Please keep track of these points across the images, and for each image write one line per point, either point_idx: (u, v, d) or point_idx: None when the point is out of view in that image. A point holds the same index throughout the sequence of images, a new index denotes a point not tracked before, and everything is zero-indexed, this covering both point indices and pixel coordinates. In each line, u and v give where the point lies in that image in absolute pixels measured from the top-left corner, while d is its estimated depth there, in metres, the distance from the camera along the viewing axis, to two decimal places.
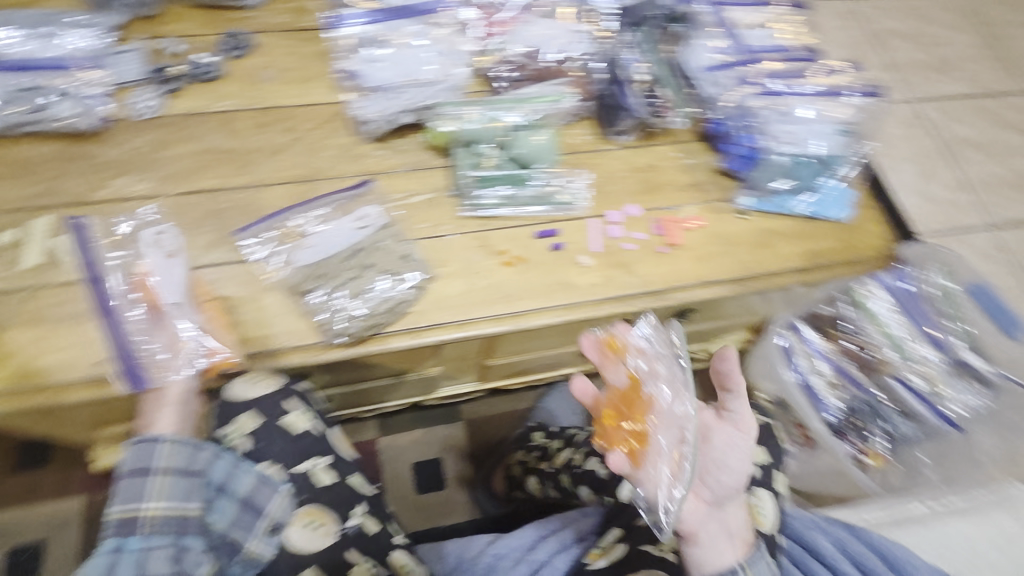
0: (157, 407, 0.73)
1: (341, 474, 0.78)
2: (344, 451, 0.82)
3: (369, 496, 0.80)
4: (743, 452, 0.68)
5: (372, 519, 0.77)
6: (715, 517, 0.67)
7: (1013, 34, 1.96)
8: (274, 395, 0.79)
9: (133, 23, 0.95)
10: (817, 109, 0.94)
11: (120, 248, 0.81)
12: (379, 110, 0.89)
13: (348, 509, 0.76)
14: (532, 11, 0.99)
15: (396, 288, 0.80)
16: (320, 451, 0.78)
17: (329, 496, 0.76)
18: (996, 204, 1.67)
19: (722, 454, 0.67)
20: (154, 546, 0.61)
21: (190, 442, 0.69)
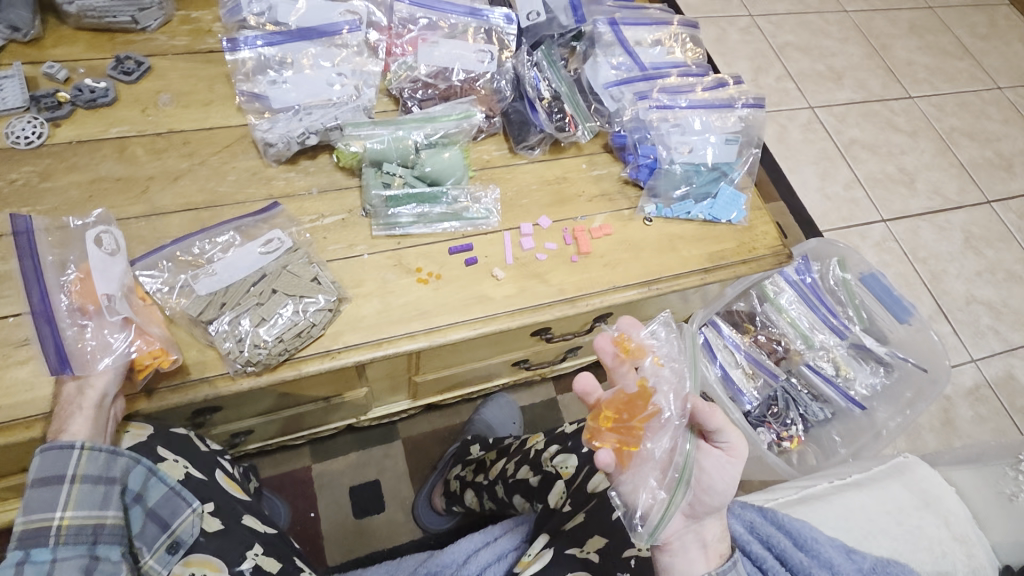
0: (69, 412, 0.64)
1: (230, 517, 0.73)
2: (233, 494, 0.77)
3: (265, 535, 0.74)
4: (731, 476, 0.64)
5: (270, 558, 0.72)
6: (693, 529, 0.65)
7: (891, 44, 2.16)
8: (140, 447, 0.72)
9: (11, 47, 0.89)
10: (707, 121, 1.02)
11: (62, 246, 0.73)
12: (284, 132, 0.88)
13: (243, 550, 0.70)
14: (436, 31, 1.00)
15: (303, 313, 0.77)
16: (205, 497, 0.73)
17: (217, 542, 0.70)
18: (885, 199, 1.83)
19: (708, 474, 0.64)
20: (63, 558, 0.57)
21: (108, 448, 0.63)
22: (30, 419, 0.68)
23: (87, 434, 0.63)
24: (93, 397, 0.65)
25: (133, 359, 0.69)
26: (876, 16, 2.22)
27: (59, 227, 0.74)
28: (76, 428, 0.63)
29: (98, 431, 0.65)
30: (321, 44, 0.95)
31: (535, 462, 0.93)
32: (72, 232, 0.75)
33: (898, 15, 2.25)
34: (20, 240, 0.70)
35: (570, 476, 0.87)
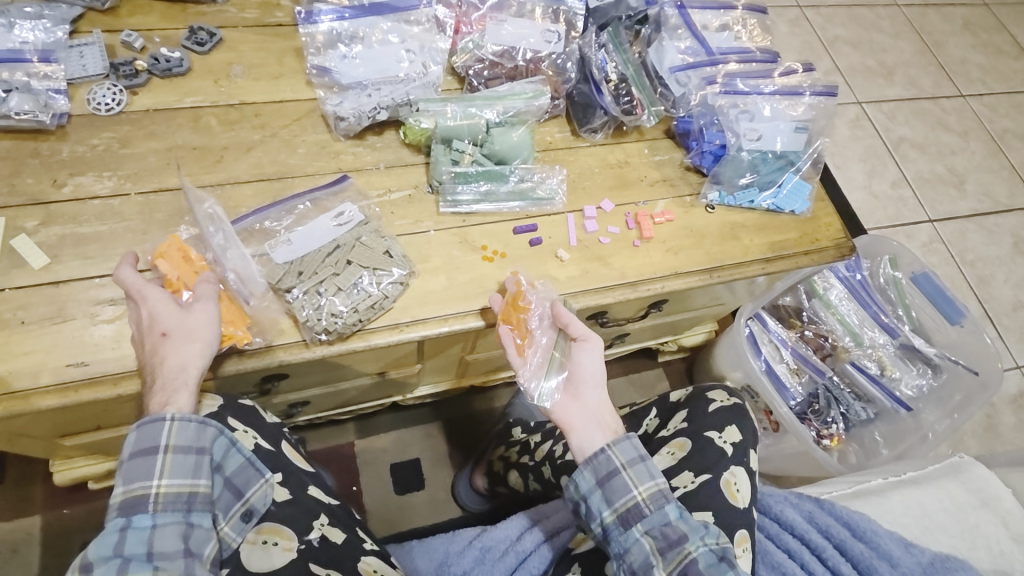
0: (169, 389, 0.63)
1: (297, 487, 0.74)
2: (299, 465, 0.78)
3: (329, 506, 0.76)
4: (593, 355, 0.70)
5: (336, 529, 0.74)
6: (583, 405, 0.68)
7: (944, 41, 2.10)
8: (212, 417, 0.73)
9: (90, 15, 0.91)
10: (777, 109, 1.00)
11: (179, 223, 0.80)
12: (355, 107, 0.88)
13: (310, 520, 0.72)
14: (504, 11, 0.99)
15: (378, 284, 0.79)
16: (273, 468, 0.74)
17: (288, 511, 0.72)
18: (935, 200, 1.79)
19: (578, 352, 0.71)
20: (162, 524, 0.59)
21: (197, 419, 0.63)
22: (116, 375, 0.72)
23: (186, 410, 0.63)
24: (193, 373, 0.64)
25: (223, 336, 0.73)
26: (930, 12, 2.15)
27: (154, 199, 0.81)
28: (177, 400, 0.63)
29: (194, 406, 0.65)
30: (392, 20, 0.95)
31: None
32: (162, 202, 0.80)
33: (953, 11, 2.18)
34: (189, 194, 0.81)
35: None
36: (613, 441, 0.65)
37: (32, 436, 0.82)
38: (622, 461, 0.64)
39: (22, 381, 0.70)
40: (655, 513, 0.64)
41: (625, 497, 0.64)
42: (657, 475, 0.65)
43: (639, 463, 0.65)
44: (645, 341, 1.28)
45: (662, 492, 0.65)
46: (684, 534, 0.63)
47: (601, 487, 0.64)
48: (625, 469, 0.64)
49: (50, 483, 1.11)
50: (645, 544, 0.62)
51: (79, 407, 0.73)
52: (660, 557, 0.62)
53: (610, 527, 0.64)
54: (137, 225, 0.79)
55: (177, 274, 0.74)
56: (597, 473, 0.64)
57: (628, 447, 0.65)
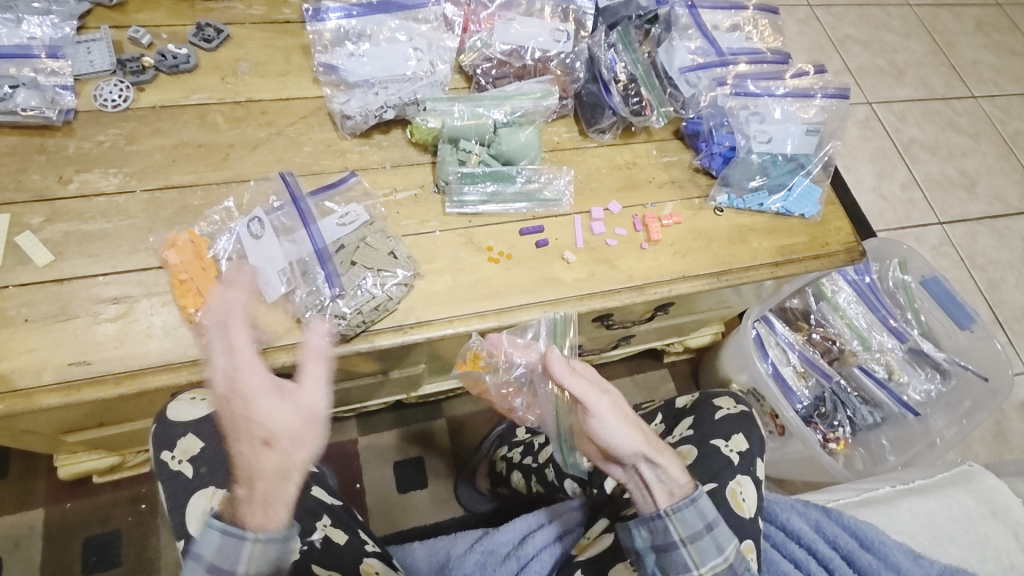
0: (266, 507, 0.55)
1: (300, 489, 0.75)
2: None
3: (332, 507, 0.76)
4: (604, 426, 0.63)
5: (338, 530, 0.73)
6: (622, 473, 0.66)
7: (956, 42, 2.07)
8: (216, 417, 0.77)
9: (97, 11, 0.91)
10: (788, 111, 0.99)
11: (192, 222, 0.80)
12: (361, 105, 0.87)
13: (313, 521, 0.72)
14: (513, 9, 0.98)
15: (382, 285, 0.79)
16: None
17: (289, 512, 0.72)
18: (945, 203, 1.77)
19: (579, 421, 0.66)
20: None
21: (279, 538, 0.56)
22: (119, 373, 0.72)
23: (272, 530, 0.55)
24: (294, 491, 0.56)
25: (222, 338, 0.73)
26: (942, 12, 2.12)
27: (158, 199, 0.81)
28: (271, 520, 0.56)
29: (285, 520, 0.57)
30: (400, 17, 0.94)
31: None
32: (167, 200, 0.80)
33: (966, 11, 2.15)
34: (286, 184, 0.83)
35: None
36: (674, 512, 0.61)
37: (36, 432, 0.83)
38: (683, 536, 0.61)
39: (25, 379, 0.70)
40: None
41: (684, 574, 0.61)
42: (724, 550, 0.62)
43: (702, 536, 0.61)
44: (650, 342, 1.27)
45: (730, 567, 0.62)
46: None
47: (659, 557, 0.62)
48: (687, 547, 0.61)
49: (54, 477, 1.11)
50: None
51: (81, 405, 0.73)
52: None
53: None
54: (142, 222, 0.79)
55: (184, 269, 0.76)
56: (656, 544, 0.62)
57: (690, 521, 0.61)
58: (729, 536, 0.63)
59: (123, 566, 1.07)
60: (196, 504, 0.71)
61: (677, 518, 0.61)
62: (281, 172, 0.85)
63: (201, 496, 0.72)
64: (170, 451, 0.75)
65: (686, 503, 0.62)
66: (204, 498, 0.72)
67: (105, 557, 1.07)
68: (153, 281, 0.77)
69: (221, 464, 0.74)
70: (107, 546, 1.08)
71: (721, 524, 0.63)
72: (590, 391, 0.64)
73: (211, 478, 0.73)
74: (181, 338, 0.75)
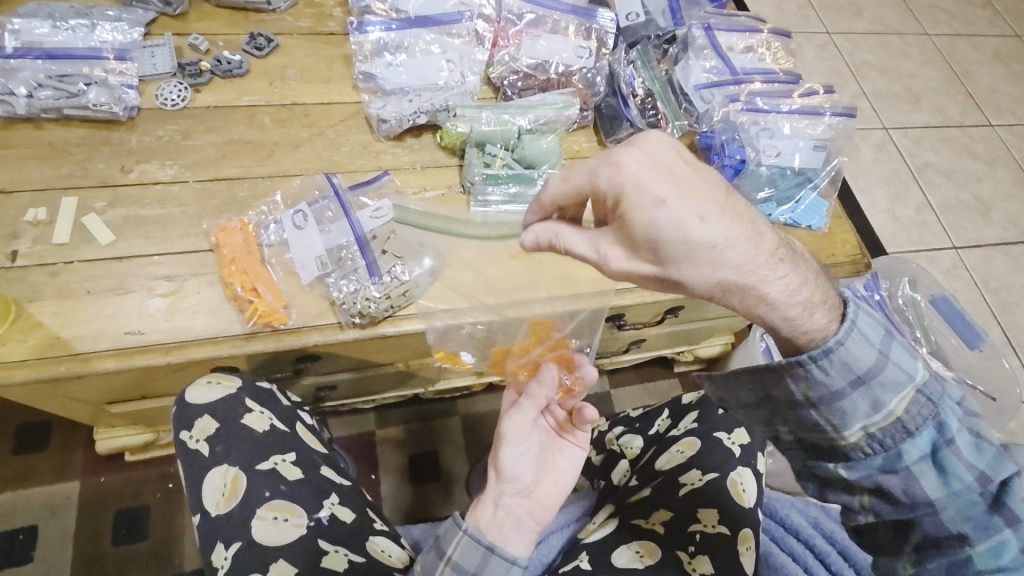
0: (479, 501, 0.66)
1: (309, 468, 0.81)
2: (312, 447, 0.85)
3: (340, 486, 0.82)
4: (706, 264, 0.54)
5: (345, 509, 0.79)
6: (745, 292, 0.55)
7: (974, 70, 2.10)
8: (227, 399, 0.82)
9: (161, 20, 1.00)
10: (797, 127, 1.04)
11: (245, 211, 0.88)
12: (397, 111, 0.95)
13: (320, 499, 0.78)
14: (539, 26, 1.06)
15: (410, 274, 0.86)
16: (283, 448, 0.81)
17: (298, 490, 0.78)
18: (959, 226, 1.79)
19: (692, 264, 0.55)
20: None
21: (484, 543, 0.61)
22: (168, 344, 0.79)
23: (478, 526, 0.63)
24: (494, 491, 0.66)
25: (266, 312, 0.80)
26: (960, 41, 2.16)
27: (208, 190, 0.88)
28: (478, 515, 0.64)
29: (494, 526, 0.63)
30: (436, 31, 1.02)
31: (598, 441, 0.97)
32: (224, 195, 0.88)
33: (984, 41, 2.18)
34: (329, 181, 0.89)
35: (635, 456, 0.93)
36: (799, 369, 0.55)
37: (83, 400, 0.89)
38: (811, 397, 0.56)
39: (83, 344, 0.77)
40: (874, 457, 0.55)
41: (824, 434, 0.57)
42: (881, 405, 0.55)
43: (846, 396, 0.55)
44: (660, 349, 1.31)
45: (898, 424, 0.55)
46: (919, 485, 0.54)
47: (789, 413, 0.58)
48: (817, 407, 0.56)
49: (90, 451, 1.18)
50: (854, 488, 0.57)
51: (127, 373, 0.79)
52: (874, 501, 0.56)
53: (797, 449, 0.60)
54: (194, 210, 0.87)
55: (236, 255, 0.82)
56: (785, 404, 0.58)
57: (824, 378, 0.55)
58: (890, 389, 0.55)
59: (150, 539, 1.13)
60: (213, 479, 0.78)
61: (815, 373, 0.55)
62: (325, 174, 0.92)
63: (217, 472, 0.78)
64: (188, 431, 0.81)
65: (819, 355, 0.55)
66: (220, 474, 0.78)
67: (133, 530, 1.13)
68: (200, 262, 0.83)
69: (236, 442, 0.79)
70: (136, 520, 1.14)
71: (880, 377, 0.55)
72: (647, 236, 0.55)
73: (226, 457, 0.79)
74: (225, 315, 0.81)
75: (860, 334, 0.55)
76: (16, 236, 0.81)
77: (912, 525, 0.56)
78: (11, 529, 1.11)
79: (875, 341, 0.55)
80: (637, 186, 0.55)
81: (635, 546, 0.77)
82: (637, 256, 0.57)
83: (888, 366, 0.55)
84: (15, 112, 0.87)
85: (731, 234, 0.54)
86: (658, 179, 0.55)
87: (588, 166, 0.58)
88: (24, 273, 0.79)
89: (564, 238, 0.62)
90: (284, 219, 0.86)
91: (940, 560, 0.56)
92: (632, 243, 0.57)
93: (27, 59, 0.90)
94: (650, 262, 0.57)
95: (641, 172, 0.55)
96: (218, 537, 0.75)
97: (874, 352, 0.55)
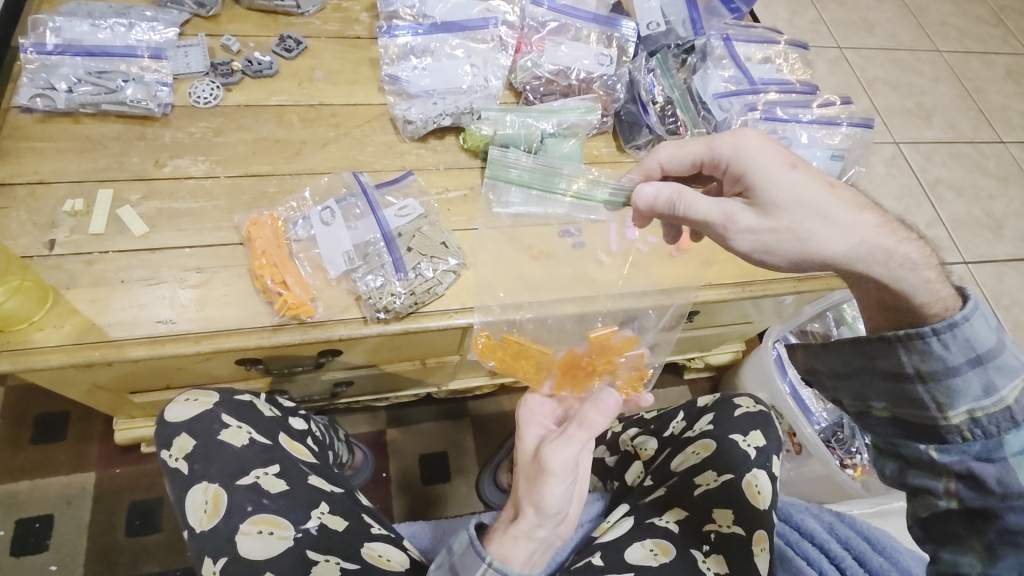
0: (507, 532, 0.65)
1: (294, 479, 0.80)
2: (297, 456, 0.85)
3: (331, 494, 0.81)
4: (832, 224, 0.62)
5: (335, 518, 0.78)
6: (874, 255, 0.60)
7: (986, 88, 2.12)
8: (204, 416, 0.83)
9: (194, 21, 1.02)
10: (814, 136, 1.06)
11: (274, 206, 0.90)
12: (422, 112, 0.97)
13: (308, 510, 0.77)
14: (562, 34, 1.08)
15: (434, 270, 0.87)
16: (265, 462, 0.81)
17: (282, 503, 0.77)
18: (970, 242, 1.80)
19: (817, 222, 0.62)
20: None
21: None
22: (198, 334, 0.81)
23: (506, 560, 0.62)
24: (525, 527, 0.64)
25: (293, 305, 0.82)
26: (972, 58, 2.18)
27: (236, 186, 0.91)
28: (506, 549, 0.63)
29: (519, 557, 0.63)
30: (461, 37, 1.04)
31: (613, 443, 0.99)
32: (254, 191, 0.91)
33: (996, 59, 2.20)
34: (356, 180, 0.92)
35: (649, 457, 0.94)
36: (915, 340, 0.56)
37: (107, 388, 0.91)
38: (921, 369, 0.56)
39: (115, 331, 0.79)
40: (973, 442, 0.54)
41: (923, 411, 0.56)
42: (995, 388, 0.54)
43: (960, 372, 0.55)
44: (671, 355, 1.31)
45: (1006, 411, 0.54)
46: (1016, 477, 0.52)
47: (889, 386, 0.58)
48: (926, 382, 0.56)
49: (107, 442, 1.20)
50: (941, 472, 0.55)
51: (149, 361, 0.81)
52: (960, 487, 0.54)
53: (885, 426, 0.60)
54: (224, 205, 0.89)
55: (267, 250, 0.84)
56: (885, 374, 0.58)
57: (941, 351, 0.55)
58: (1003, 375, 0.55)
59: (163, 532, 1.15)
60: (194, 497, 0.78)
61: (923, 351, 0.55)
62: (352, 172, 0.94)
63: (198, 490, 0.78)
64: (168, 451, 0.81)
65: (942, 329, 0.55)
66: (200, 491, 0.78)
67: (147, 522, 1.15)
68: (230, 255, 0.86)
69: (214, 458, 0.80)
70: (150, 512, 1.15)
71: (999, 360, 0.55)
72: (777, 196, 0.64)
73: (205, 473, 0.79)
74: (252, 306, 0.83)
75: (982, 319, 0.55)
76: (53, 226, 0.83)
77: (995, 519, 0.53)
78: (27, 518, 1.12)
79: (995, 326, 0.56)
80: (758, 158, 0.66)
81: (650, 544, 0.77)
82: (767, 218, 0.64)
83: (1006, 353, 0.55)
84: (55, 107, 0.90)
85: (854, 210, 0.63)
86: (780, 152, 0.66)
87: (711, 141, 0.70)
88: (61, 261, 0.81)
89: (687, 199, 0.66)
90: (312, 218, 0.88)
91: (1013, 559, 0.52)
92: (762, 204, 0.64)
93: (66, 56, 0.93)
94: (778, 221, 0.63)
95: (763, 145, 0.66)
96: (206, 552, 0.74)
97: (993, 336, 0.55)
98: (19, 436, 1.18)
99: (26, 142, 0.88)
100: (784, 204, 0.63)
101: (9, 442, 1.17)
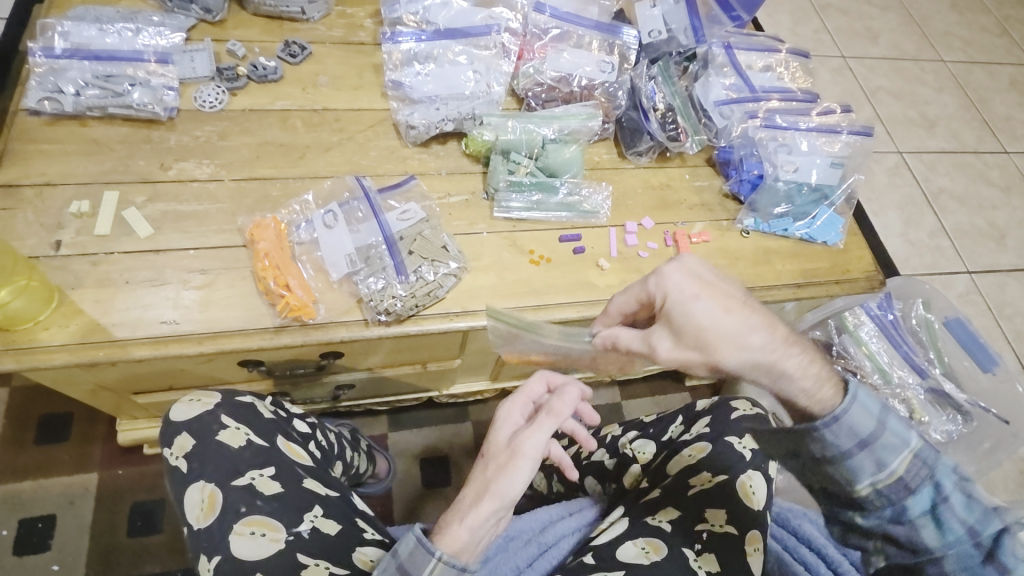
0: (457, 520, 0.61)
1: (289, 482, 0.80)
2: (293, 459, 0.84)
3: (325, 497, 0.81)
4: (734, 350, 0.58)
5: (330, 521, 0.78)
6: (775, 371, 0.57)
7: (989, 98, 2.12)
8: (204, 416, 0.83)
9: (200, 27, 1.04)
10: (815, 144, 1.06)
11: (278, 210, 0.91)
12: (424, 118, 0.98)
13: (301, 513, 0.77)
14: (565, 41, 1.09)
15: (435, 274, 0.88)
16: (261, 463, 0.80)
17: (275, 506, 0.77)
18: (973, 252, 1.80)
19: (727, 348, 0.58)
20: None
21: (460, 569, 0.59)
22: (201, 335, 0.81)
23: (454, 551, 0.60)
24: (481, 516, 0.60)
25: (295, 308, 0.82)
26: (976, 68, 2.18)
27: (239, 189, 0.92)
28: (453, 540, 0.60)
29: (468, 549, 0.60)
30: (464, 43, 1.05)
31: (612, 446, 0.97)
32: (258, 194, 0.92)
33: (1000, 69, 2.20)
34: (358, 184, 0.92)
35: (647, 461, 0.93)
36: (811, 433, 0.57)
37: (111, 388, 0.92)
38: (825, 455, 0.57)
39: (117, 332, 0.80)
40: (882, 510, 0.57)
41: (835, 488, 0.59)
42: (886, 465, 0.56)
43: (854, 456, 0.56)
44: None
45: (901, 481, 0.56)
46: (923, 536, 0.56)
47: (803, 468, 0.60)
48: (830, 466, 0.57)
49: (109, 444, 1.20)
50: (869, 535, 0.58)
51: (151, 362, 0.82)
52: (885, 547, 0.58)
53: (821, 498, 0.62)
54: (229, 207, 0.90)
55: (269, 254, 0.85)
56: (799, 459, 0.60)
57: (832, 441, 0.56)
58: (892, 449, 0.56)
59: (164, 533, 1.15)
60: (192, 495, 0.79)
61: (818, 441, 0.57)
62: (355, 176, 0.95)
63: (195, 488, 0.79)
64: (170, 449, 0.83)
65: (827, 422, 0.56)
66: (198, 490, 0.79)
67: (148, 523, 1.15)
68: (233, 258, 0.86)
69: (211, 457, 0.80)
70: (150, 513, 1.16)
71: (886, 437, 0.56)
72: (686, 331, 0.59)
73: (202, 472, 0.79)
74: (255, 308, 0.84)
75: (862, 405, 0.56)
76: (60, 227, 0.84)
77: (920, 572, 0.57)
78: (30, 517, 1.13)
79: (878, 409, 0.56)
80: (671, 288, 0.60)
81: (641, 542, 0.77)
82: (684, 347, 0.59)
83: (888, 431, 0.56)
84: (63, 110, 0.91)
85: (759, 328, 0.58)
86: (695, 282, 0.60)
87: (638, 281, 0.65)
88: (67, 262, 0.82)
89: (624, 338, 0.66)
90: (314, 222, 0.89)
91: None
92: (677, 334, 0.60)
93: (74, 60, 0.94)
94: (694, 353, 0.59)
95: (678, 277, 0.60)
96: (201, 550, 0.75)
97: (875, 420, 0.56)
98: (22, 436, 1.19)
99: (35, 145, 0.89)
100: (692, 337, 0.59)
101: (12, 442, 1.18)
